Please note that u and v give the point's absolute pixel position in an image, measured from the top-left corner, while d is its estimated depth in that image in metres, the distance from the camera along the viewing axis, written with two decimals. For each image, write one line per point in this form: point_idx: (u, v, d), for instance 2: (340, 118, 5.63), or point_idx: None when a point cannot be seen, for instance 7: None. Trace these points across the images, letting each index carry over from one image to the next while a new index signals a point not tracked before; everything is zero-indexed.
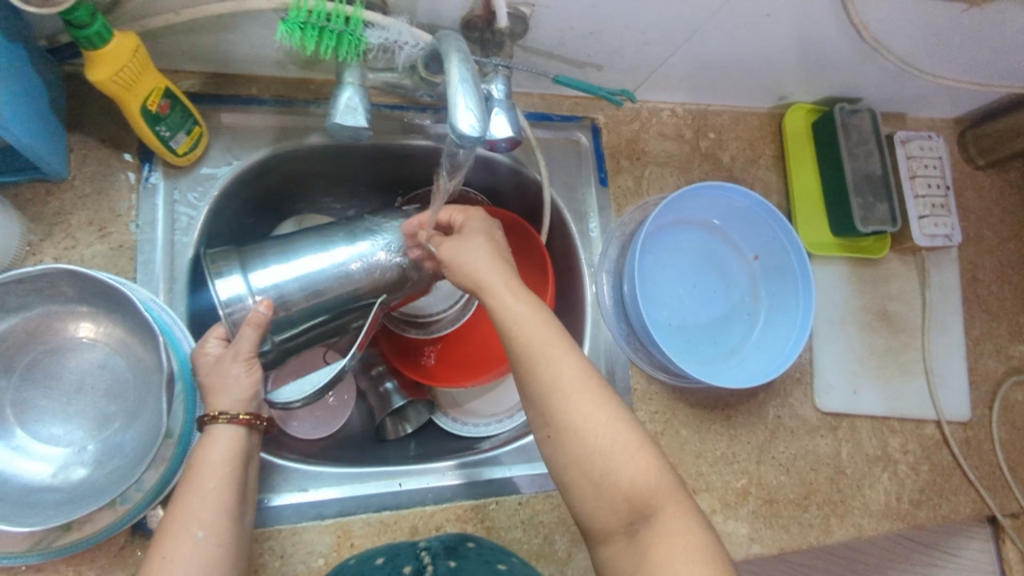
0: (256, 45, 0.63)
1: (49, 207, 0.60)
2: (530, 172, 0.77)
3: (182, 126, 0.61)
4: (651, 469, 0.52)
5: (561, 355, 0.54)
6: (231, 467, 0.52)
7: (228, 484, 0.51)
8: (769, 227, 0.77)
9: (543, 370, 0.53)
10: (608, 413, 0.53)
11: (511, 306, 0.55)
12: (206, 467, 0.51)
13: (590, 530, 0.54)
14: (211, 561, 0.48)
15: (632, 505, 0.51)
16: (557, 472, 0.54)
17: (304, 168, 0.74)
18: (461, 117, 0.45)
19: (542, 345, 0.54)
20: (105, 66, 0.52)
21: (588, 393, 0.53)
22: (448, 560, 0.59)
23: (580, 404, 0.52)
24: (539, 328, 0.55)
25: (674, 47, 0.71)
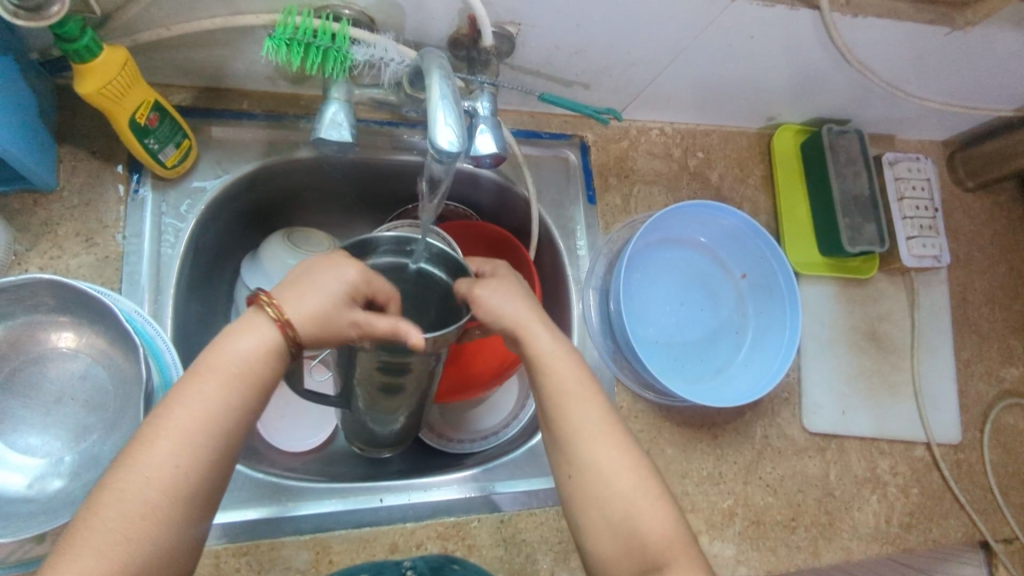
0: (247, 61, 0.64)
1: (37, 217, 0.60)
2: (518, 189, 0.78)
3: (172, 138, 0.62)
4: (668, 519, 0.52)
5: (591, 402, 0.54)
6: (249, 375, 0.47)
7: (237, 396, 0.47)
8: (757, 247, 0.78)
9: (570, 414, 0.54)
10: (631, 456, 0.53)
11: (542, 344, 0.55)
12: (223, 366, 0.47)
13: (594, 573, 0.52)
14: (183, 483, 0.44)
15: (646, 554, 0.50)
16: (570, 511, 0.53)
17: (292, 182, 0.74)
18: (440, 134, 0.45)
19: (575, 391, 0.54)
20: (94, 78, 0.53)
21: (614, 436, 0.53)
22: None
23: (604, 447, 0.53)
24: (577, 382, 0.54)
25: (661, 67, 0.71)
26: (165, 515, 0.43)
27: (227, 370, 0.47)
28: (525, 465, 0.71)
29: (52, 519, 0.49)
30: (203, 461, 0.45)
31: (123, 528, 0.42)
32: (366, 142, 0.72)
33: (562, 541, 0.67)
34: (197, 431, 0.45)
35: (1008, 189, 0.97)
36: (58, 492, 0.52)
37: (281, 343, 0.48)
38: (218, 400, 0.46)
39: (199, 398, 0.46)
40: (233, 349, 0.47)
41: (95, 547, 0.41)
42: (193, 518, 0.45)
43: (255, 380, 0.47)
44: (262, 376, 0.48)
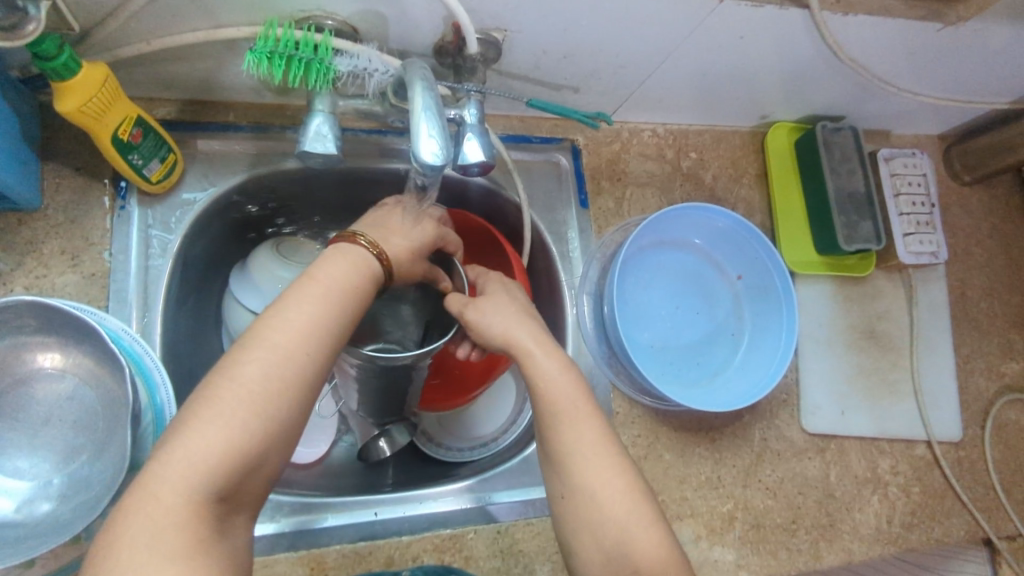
0: (230, 73, 0.63)
1: (21, 236, 0.60)
2: (509, 194, 0.77)
3: (156, 154, 0.61)
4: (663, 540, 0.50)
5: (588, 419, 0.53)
6: (345, 289, 0.50)
7: (338, 305, 0.49)
8: (753, 247, 0.77)
9: (561, 417, 0.53)
10: (627, 480, 0.52)
11: (541, 365, 0.55)
12: (322, 280, 0.50)
13: None
14: (292, 381, 0.45)
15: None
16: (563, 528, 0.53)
17: (281, 192, 0.74)
18: (425, 149, 0.44)
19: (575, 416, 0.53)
20: (73, 96, 0.52)
21: (609, 460, 0.52)
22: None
23: (598, 472, 0.51)
24: (569, 397, 0.54)
25: (651, 68, 0.71)
26: (277, 409, 0.44)
27: (324, 288, 0.49)
28: (521, 474, 0.71)
29: (41, 544, 0.49)
30: (311, 363, 0.47)
31: (233, 419, 0.43)
32: (354, 151, 0.71)
33: (560, 550, 0.67)
34: (300, 336, 0.47)
35: (1006, 182, 0.96)
36: (47, 515, 0.52)
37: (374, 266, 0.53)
38: (318, 310, 0.48)
39: (301, 306, 0.48)
40: (327, 270, 0.50)
41: (212, 435, 0.42)
42: (298, 416, 0.46)
43: (350, 294, 0.50)
44: (356, 293, 0.51)
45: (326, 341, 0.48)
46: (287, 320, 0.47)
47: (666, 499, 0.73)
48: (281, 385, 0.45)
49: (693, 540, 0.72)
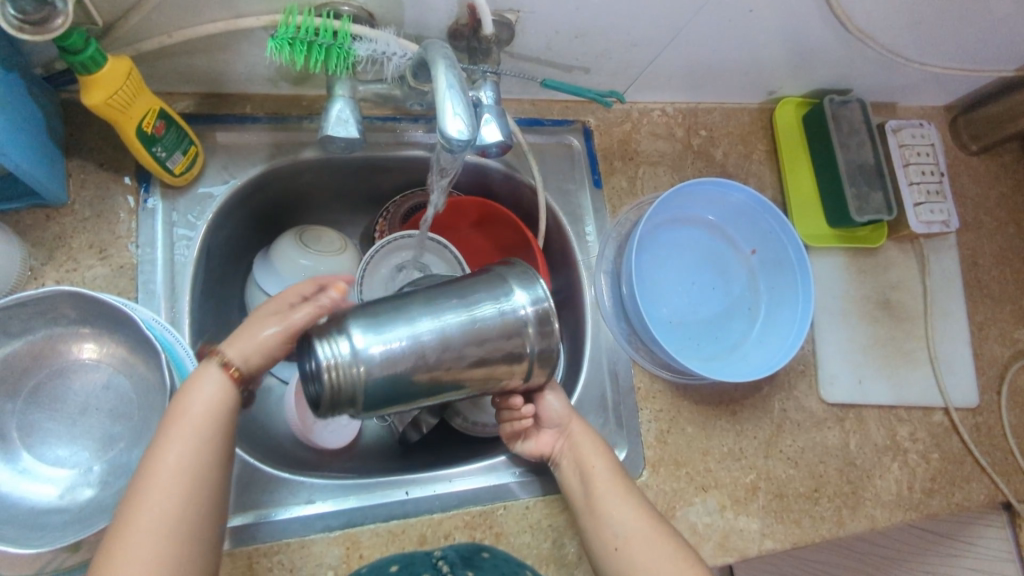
0: (249, 64, 0.64)
1: (49, 231, 0.61)
2: (523, 177, 0.78)
3: (179, 146, 0.62)
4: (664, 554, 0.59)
5: (621, 494, 0.62)
6: (209, 412, 0.51)
7: (203, 437, 0.50)
8: (766, 221, 0.78)
9: (595, 473, 0.63)
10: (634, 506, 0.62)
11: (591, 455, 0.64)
12: (191, 419, 0.50)
13: None
14: (175, 539, 0.47)
15: None
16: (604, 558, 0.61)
17: (297, 181, 0.75)
18: (517, 292, 0.55)
19: (606, 484, 0.63)
20: (100, 90, 0.53)
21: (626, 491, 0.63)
22: (464, 569, 0.59)
23: (616, 502, 0.62)
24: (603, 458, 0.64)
25: (660, 47, 0.71)
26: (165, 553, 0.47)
27: (189, 419, 0.51)
28: None
29: (87, 528, 0.50)
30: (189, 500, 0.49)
31: None
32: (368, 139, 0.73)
33: None
34: (187, 482, 0.49)
35: (1013, 150, 0.97)
36: (90, 501, 0.53)
37: (225, 383, 0.53)
38: (180, 441, 0.50)
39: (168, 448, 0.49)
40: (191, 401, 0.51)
41: None
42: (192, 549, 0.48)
43: (212, 416, 0.51)
44: (223, 417, 0.52)
45: (199, 470, 0.50)
46: (163, 472, 0.49)
47: (690, 471, 0.74)
48: (159, 535, 0.47)
49: (718, 511, 0.73)
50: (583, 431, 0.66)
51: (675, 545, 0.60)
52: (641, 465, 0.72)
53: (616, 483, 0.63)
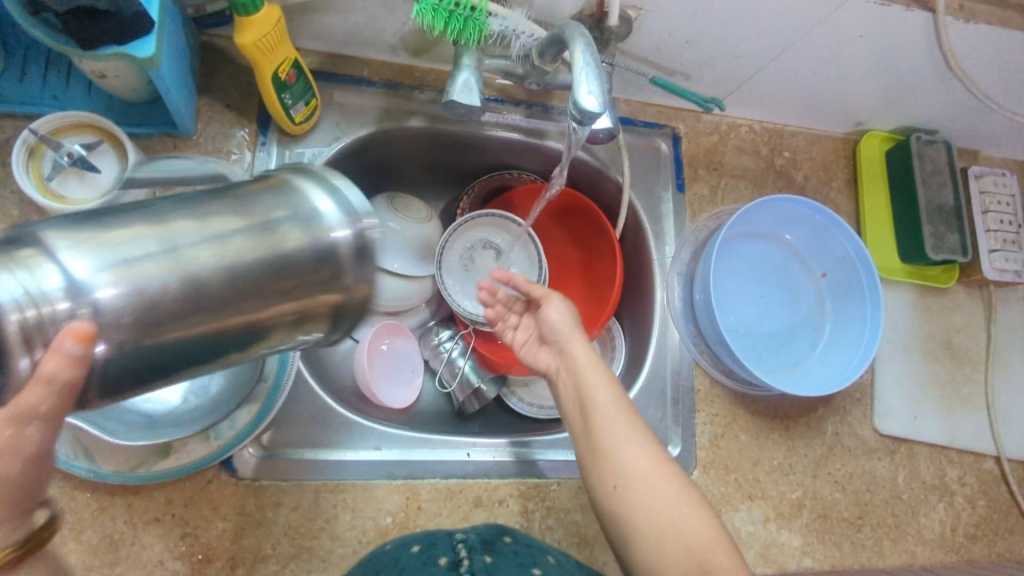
0: (376, 30, 0.68)
1: (175, 159, 0.65)
2: (610, 172, 0.80)
3: (303, 96, 0.66)
4: (673, 499, 0.55)
5: (628, 432, 0.58)
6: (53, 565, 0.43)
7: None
8: (841, 244, 0.79)
9: (597, 402, 0.59)
10: (642, 445, 0.57)
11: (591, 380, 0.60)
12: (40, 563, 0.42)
13: (617, 536, 0.57)
14: None
15: (658, 528, 0.54)
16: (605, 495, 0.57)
17: (396, 148, 0.78)
18: (317, 201, 0.44)
19: (607, 418, 0.58)
20: (252, 32, 0.57)
21: (630, 429, 0.58)
22: (482, 555, 0.55)
23: (619, 436, 0.57)
24: (606, 388, 0.59)
25: (763, 62, 0.73)
26: None
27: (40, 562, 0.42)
28: None
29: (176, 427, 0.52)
30: None
31: None
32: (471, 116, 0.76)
33: None
34: None
35: None
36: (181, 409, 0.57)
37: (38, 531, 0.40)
38: None
39: None
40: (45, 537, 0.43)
41: None
42: None
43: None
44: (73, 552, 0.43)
45: None
46: None
47: (739, 478, 0.75)
48: None
49: (761, 522, 0.74)
50: (585, 353, 0.62)
51: (687, 493, 0.56)
52: (692, 465, 0.74)
53: (619, 411, 0.58)
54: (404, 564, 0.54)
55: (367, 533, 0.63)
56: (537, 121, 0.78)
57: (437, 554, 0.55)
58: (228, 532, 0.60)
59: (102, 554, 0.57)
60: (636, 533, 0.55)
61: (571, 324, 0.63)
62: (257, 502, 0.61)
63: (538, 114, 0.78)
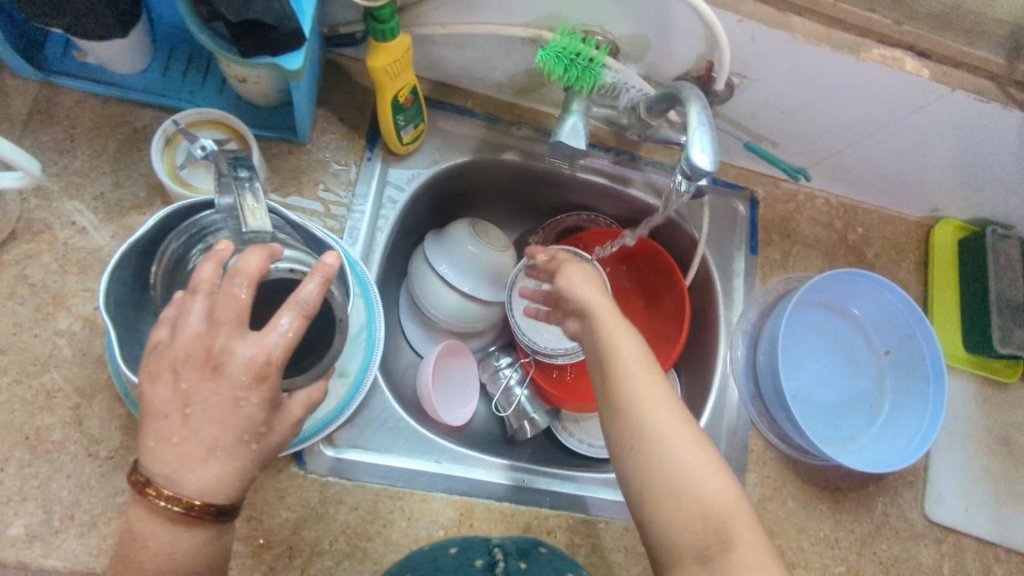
0: (489, 67, 0.72)
1: (288, 163, 0.69)
2: (687, 226, 0.83)
3: (414, 120, 0.70)
4: (695, 451, 0.51)
5: (646, 378, 0.53)
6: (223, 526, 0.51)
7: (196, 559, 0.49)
8: (909, 326, 0.79)
9: (614, 348, 0.55)
10: (661, 392, 0.53)
11: (607, 327, 0.56)
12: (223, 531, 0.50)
13: (634, 494, 0.52)
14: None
15: (677, 481, 0.50)
16: (620, 446, 0.53)
17: (486, 177, 0.82)
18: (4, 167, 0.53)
19: (624, 363, 0.54)
20: (384, 56, 0.61)
21: (649, 375, 0.53)
22: (518, 560, 0.59)
23: (638, 382, 0.53)
24: (621, 334, 0.55)
25: (852, 140, 0.76)
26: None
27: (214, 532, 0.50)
28: None
29: None
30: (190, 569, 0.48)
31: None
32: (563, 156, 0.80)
33: None
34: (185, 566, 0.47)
35: None
36: None
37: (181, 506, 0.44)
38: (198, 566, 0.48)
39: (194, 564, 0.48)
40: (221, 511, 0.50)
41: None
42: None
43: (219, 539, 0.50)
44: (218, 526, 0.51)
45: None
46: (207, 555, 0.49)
47: (783, 544, 0.74)
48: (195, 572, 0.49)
49: None
50: (609, 316, 0.57)
51: (709, 450, 0.51)
52: None
53: (643, 365, 0.54)
54: (441, 563, 0.58)
55: (419, 542, 0.64)
56: (623, 169, 0.82)
57: (474, 556, 0.59)
58: (291, 521, 0.62)
59: None
60: (650, 504, 0.51)
61: (591, 287, 0.60)
62: (321, 496, 0.63)
63: (625, 163, 0.82)
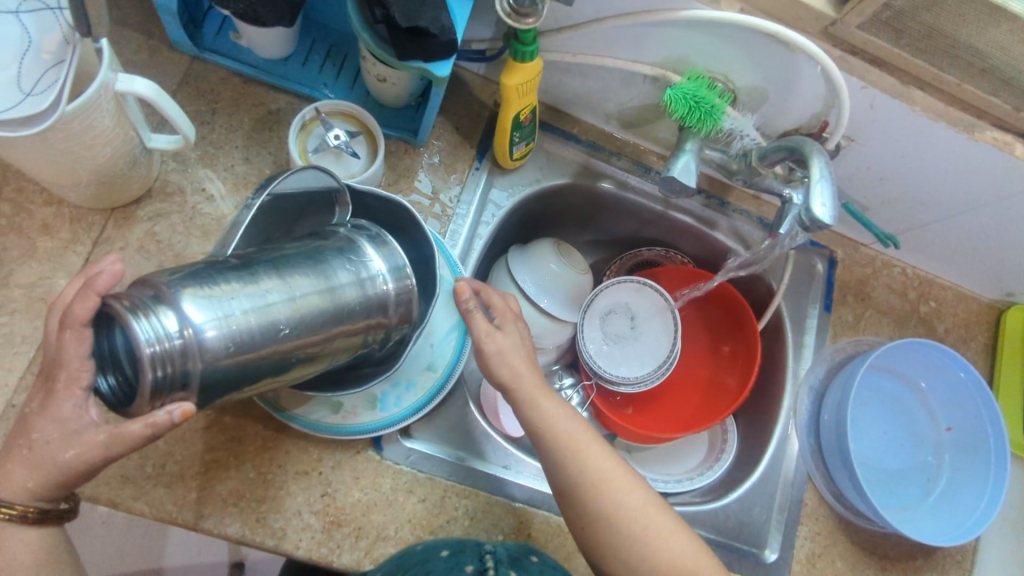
0: (602, 98, 0.76)
1: (403, 161, 0.73)
2: (766, 277, 0.86)
3: (526, 138, 0.74)
4: (678, 544, 0.57)
5: (622, 482, 0.58)
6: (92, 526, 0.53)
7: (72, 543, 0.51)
8: (975, 406, 0.80)
9: (586, 464, 0.57)
10: (639, 494, 0.58)
11: (572, 436, 0.58)
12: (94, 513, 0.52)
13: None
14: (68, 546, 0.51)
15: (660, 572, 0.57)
16: (598, 548, 0.58)
17: (578, 201, 0.85)
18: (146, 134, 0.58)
19: (596, 476, 0.57)
20: (520, 75, 0.65)
21: (626, 482, 0.58)
22: (507, 568, 0.59)
23: (619, 492, 0.57)
24: (589, 444, 0.58)
25: (941, 215, 0.77)
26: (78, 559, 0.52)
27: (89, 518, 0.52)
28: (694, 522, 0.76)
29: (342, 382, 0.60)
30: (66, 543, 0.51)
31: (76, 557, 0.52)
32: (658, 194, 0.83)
33: None
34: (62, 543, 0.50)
35: None
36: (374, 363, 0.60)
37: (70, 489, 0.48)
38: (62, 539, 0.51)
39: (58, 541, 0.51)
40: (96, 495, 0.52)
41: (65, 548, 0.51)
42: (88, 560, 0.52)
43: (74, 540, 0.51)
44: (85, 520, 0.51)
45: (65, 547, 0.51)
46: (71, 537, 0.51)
47: None
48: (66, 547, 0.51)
49: None
50: (575, 425, 0.59)
51: (686, 537, 0.58)
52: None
53: (618, 469, 0.58)
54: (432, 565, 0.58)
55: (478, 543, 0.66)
56: (711, 213, 0.84)
57: (464, 563, 0.58)
58: (362, 503, 0.64)
59: (253, 489, 0.62)
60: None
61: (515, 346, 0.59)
62: (393, 483, 0.65)
63: (714, 207, 0.84)
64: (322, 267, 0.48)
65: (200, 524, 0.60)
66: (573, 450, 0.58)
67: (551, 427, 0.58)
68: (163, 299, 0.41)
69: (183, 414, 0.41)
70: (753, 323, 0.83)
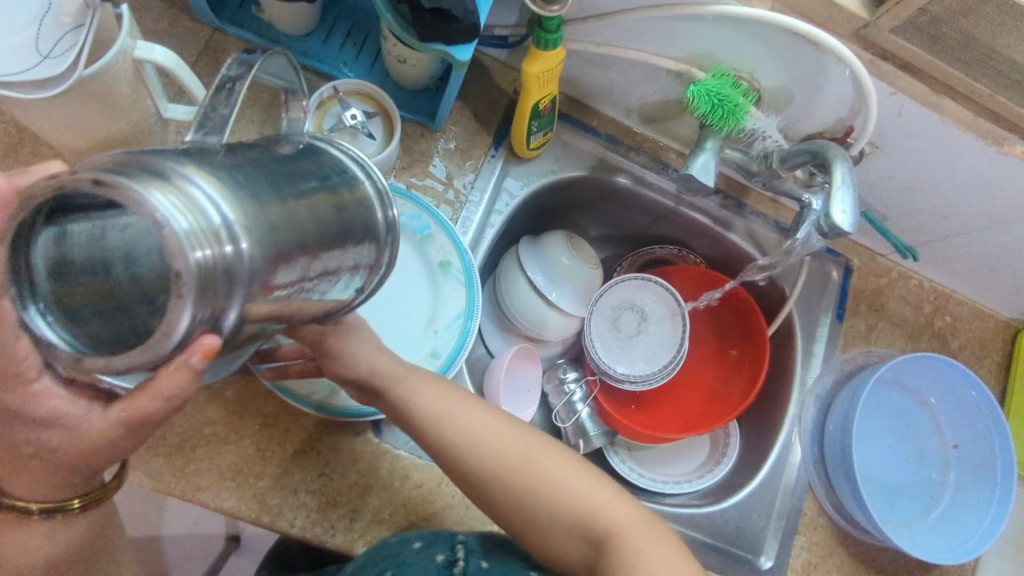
0: (624, 91, 0.74)
1: (419, 145, 0.72)
2: (780, 283, 0.84)
3: (545, 128, 0.73)
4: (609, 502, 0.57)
5: (544, 458, 0.56)
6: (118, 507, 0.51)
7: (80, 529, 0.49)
8: (984, 425, 0.78)
9: (504, 454, 0.55)
10: (561, 466, 0.56)
11: (484, 427, 0.55)
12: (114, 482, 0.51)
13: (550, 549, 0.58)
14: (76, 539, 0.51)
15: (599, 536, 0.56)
16: (533, 527, 0.56)
17: (593, 195, 0.84)
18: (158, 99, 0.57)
19: (516, 462, 0.55)
20: (541, 63, 0.64)
21: (548, 456, 0.56)
22: (479, 559, 0.64)
23: (542, 471, 0.56)
24: (502, 433, 0.56)
25: (963, 229, 0.76)
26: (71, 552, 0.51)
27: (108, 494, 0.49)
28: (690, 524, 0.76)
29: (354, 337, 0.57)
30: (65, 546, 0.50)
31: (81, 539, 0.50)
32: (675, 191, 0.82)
33: None
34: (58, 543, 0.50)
35: None
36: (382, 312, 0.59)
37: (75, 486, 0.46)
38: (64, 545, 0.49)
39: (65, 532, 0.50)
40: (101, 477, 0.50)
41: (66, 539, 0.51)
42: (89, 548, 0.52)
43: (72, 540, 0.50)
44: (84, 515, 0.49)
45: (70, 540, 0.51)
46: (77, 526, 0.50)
47: None
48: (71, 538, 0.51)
49: None
50: (485, 415, 0.56)
51: (614, 492, 0.57)
52: None
53: (536, 443, 0.56)
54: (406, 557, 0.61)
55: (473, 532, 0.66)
56: (728, 214, 0.83)
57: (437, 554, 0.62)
58: (358, 485, 0.64)
59: (251, 465, 0.62)
60: (540, 537, 0.57)
61: None
62: (390, 467, 0.65)
63: (731, 208, 0.82)
64: (329, 187, 0.36)
65: (196, 496, 0.60)
66: (485, 446, 0.55)
67: (458, 426, 0.55)
68: (166, 178, 0.27)
69: (207, 356, 0.29)
70: (763, 328, 0.82)
